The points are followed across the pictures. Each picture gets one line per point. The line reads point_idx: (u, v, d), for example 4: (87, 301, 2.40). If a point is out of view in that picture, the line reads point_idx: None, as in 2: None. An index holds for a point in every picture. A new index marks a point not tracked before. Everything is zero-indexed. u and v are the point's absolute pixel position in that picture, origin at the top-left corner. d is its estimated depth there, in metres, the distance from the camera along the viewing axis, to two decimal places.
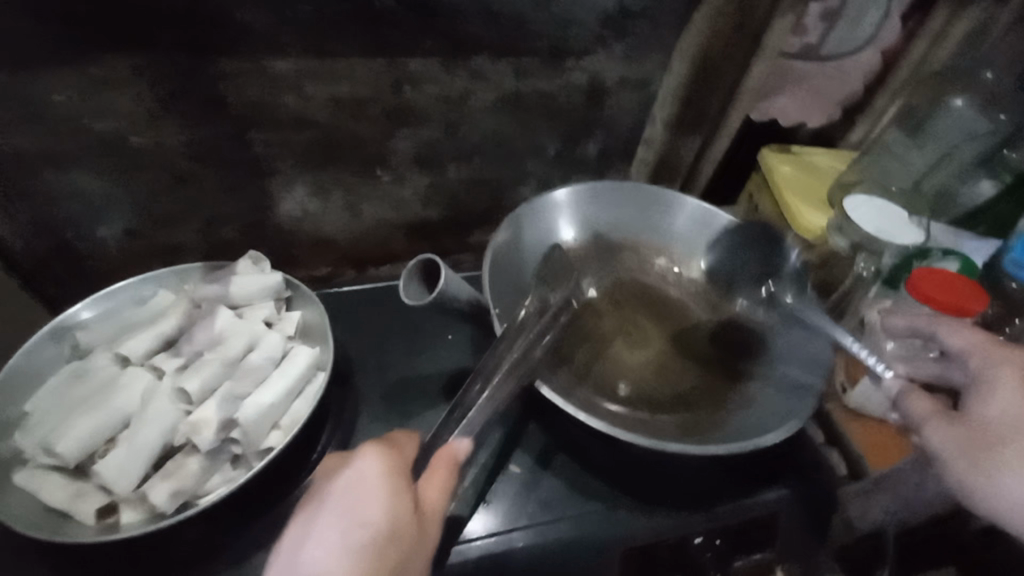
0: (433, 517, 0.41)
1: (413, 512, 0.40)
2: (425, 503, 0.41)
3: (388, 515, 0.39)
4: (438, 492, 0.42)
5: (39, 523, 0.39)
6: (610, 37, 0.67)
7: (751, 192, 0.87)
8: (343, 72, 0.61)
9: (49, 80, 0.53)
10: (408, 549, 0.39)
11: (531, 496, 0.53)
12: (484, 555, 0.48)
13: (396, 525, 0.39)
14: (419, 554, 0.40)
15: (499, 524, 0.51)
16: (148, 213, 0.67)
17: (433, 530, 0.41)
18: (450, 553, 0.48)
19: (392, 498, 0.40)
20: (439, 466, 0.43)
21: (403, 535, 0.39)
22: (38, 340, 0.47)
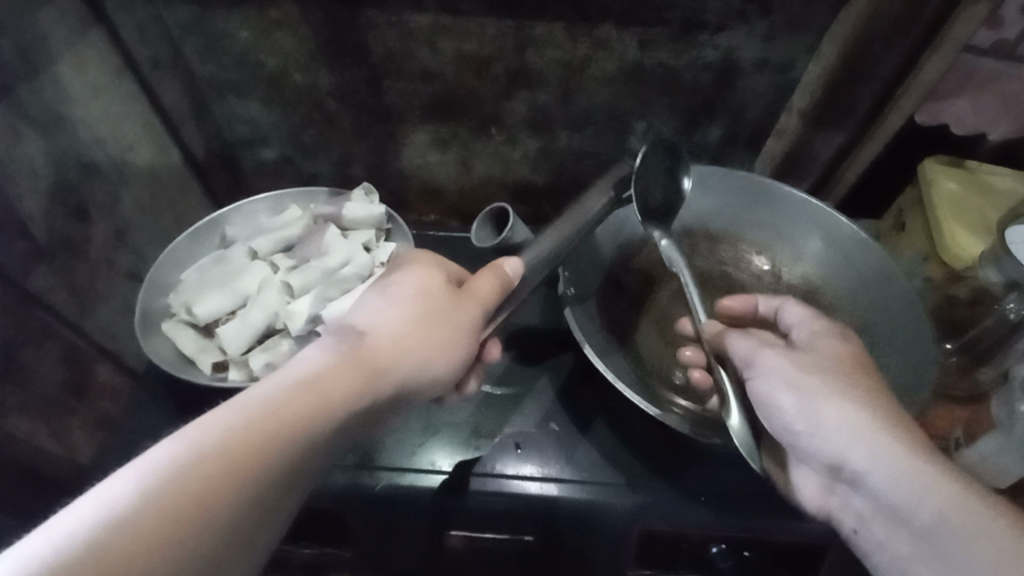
0: (478, 300, 0.46)
1: (454, 292, 0.46)
2: (473, 289, 0.46)
3: (427, 293, 0.46)
4: (487, 288, 0.47)
5: (175, 362, 0.51)
6: (751, 14, 0.62)
7: (902, 207, 0.75)
8: (472, 30, 0.65)
9: (239, 19, 0.64)
10: (450, 314, 0.45)
11: (563, 453, 0.55)
12: (515, 495, 0.52)
13: (438, 297, 0.46)
14: (462, 326, 0.45)
15: (535, 470, 0.53)
16: (298, 142, 0.78)
17: (477, 311, 0.46)
18: (493, 483, 0.52)
19: (431, 285, 0.46)
20: (491, 268, 0.47)
21: (444, 303, 0.45)
22: (199, 227, 0.59)
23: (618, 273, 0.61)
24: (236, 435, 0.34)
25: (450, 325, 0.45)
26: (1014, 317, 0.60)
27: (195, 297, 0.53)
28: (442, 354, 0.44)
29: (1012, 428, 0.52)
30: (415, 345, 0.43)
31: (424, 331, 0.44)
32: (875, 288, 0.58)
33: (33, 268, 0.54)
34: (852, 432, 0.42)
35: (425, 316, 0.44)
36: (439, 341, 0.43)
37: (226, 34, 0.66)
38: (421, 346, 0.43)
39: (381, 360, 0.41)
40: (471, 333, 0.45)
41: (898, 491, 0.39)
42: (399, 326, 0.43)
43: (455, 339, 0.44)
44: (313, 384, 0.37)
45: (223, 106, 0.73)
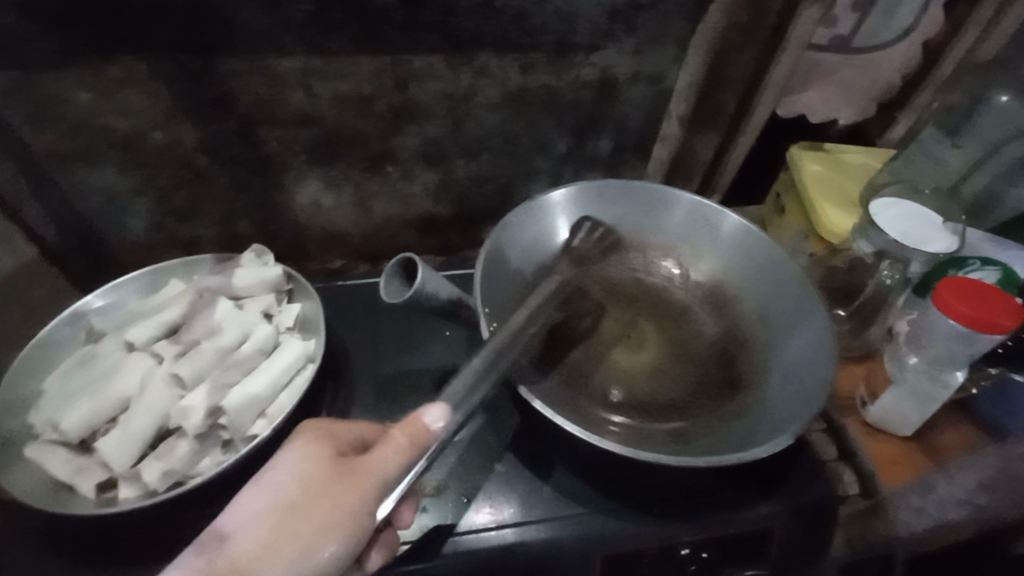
0: (372, 476, 0.42)
1: (344, 466, 0.42)
2: (372, 459, 0.42)
3: (317, 474, 0.42)
4: (388, 458, 0.42)
5: (47, 494, 0.42)
6: (619, 31, 0.65)
7: (779, 190, 0.81)
8: (346, 70, 0.62)
9: (73, 81, 0.57)
10: (334, 495, 0.41)
11: (513, 493, 0.53)
12: (473, 551, 0.49)
13: (317, 481, 0.41)
14: (346, 511, 0.41)
15: (487, 519, 0.51)
16: (170, 207, 0.70)
17: (370, 488, 0.41)
18: (448, 546, 0.49)
19: (325, 464, 0.42)
20: (395, 429, 0.43)
21: (325, 487, 0.41)
22: (54, 325, 0.50)
23: None
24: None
25: (332, 510, 0.40)
26: (890, 281, 0.66)
27: (62, 410, 0.45)
28: (326, 544, 0.40)
29: (902, 380, 0.58)
30: (285, 546, 0.39)
31: (302, 526, 0.40)
32: (771, 277, 0.61)
33: None
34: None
35: (305, 506, 0.40)
36: (319, 535, 0.40)
37: (59, 99, 0.57)
38: (296, 549, 0.39)
39: (241, 574, 0.37)
40: (357, 516, 0.41)
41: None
42: (267, 532, 0.39)
43: (342, 524, 0.40)
44: None
45: (71, 179, 0.64)
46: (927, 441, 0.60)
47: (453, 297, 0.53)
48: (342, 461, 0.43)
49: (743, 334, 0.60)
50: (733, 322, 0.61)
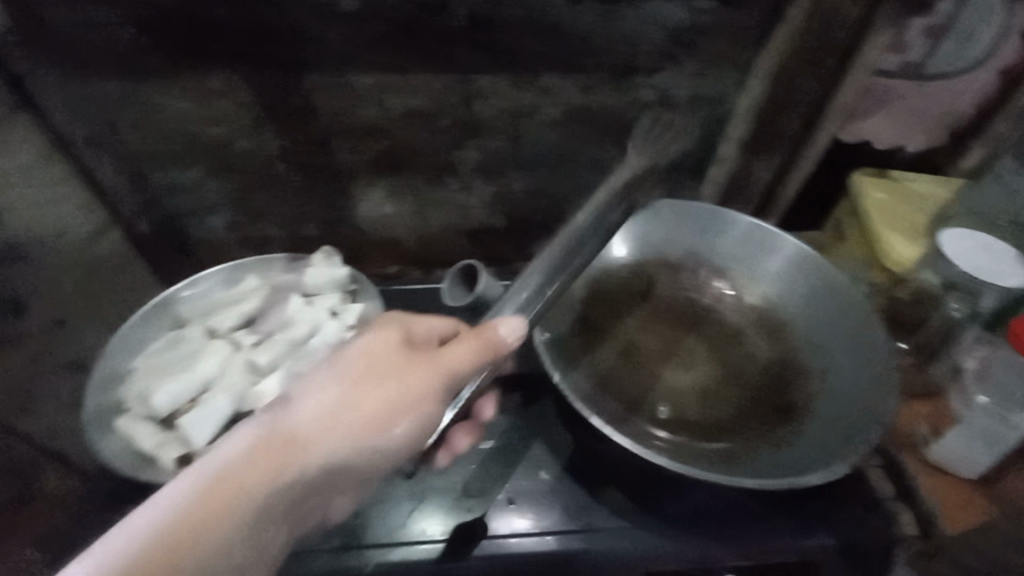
0: (445, 363, 0.42)
1: (414, 354, 0.42)
2: (445, 354, 0.42)
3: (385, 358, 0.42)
4: (466, 355, 0.43)
5: (133, 463, 0.47)
6: (681, 54, 0.66)
7: (840, 218, 0.80)
8: (417, 86, 0.66)
9: (176, 91, 0.63)
10: (405, 379, 0.41)
11: (555, 500, 0.54)
12: (517, 552, 0.50)
13: (386, 363, 0.41)
14: (418, 391, 0.41)
15: (529, 524, 0.52)
16: (247, 207, 0.76)
17: (439, 376, 0.42)
18: (491, 548, 0.50)
19: (396, 350, 0.42)
20: (472, 332, 0.44)
21: (397, 368, 0.41)
22: (147, 310, 0.55)
23: (586, 313, 0.61)
24: (136, 556, 0.31)
25: (405, 390, 0.41)
26: (957, 316, 0.64)
27: (151, 388, 0.49)
28: (395, 425, 0.40)
29: (970, 421, 0.54)
30: (351, 420, 0.39)
31: (374, 404, 0.39)
32: (825, 308, 0.60)
33: None
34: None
35: (377, 384, 0.40)
36: (389, 413, 0.40)
37: (164, 106, 0.64)
38: (365, 423, 0.39)
39: (304, 438, 0.37)
40: (428, 398, 0.41)
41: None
42: (338, 402, 0.39)
43: (410, 407, 0.40)
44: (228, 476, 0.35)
45: (165, 178, 0.71)
46: (996, 486, 0.56)
47: None
48: (413, 347, 0.43)
49: (797, 360, 0.59)
50: (788, 347, 0.60)
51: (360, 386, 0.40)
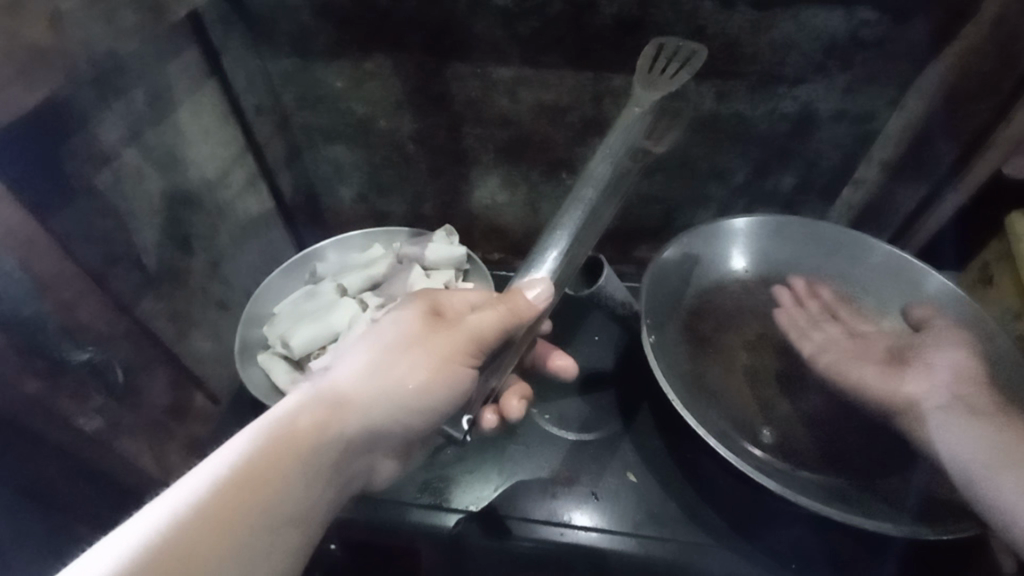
0: (469, 331, 0.47)
1: (436, 324, 0.48)
2: (468, 321, 0.48)
3: (413, 325, 0.47)
4: (489, 318, 0.48)
5: (268, 394, 0.53)
6: (833, 67, 0.62)
7: (987, 261, 0.70)
8: (551, 81, 0.68)
9: (335, 70, 0.69)
10: (430, 339, 0.46)
11: (606, 500, 0.55)
12: (542, 537, 0.53)
13: (414, 330, 0.47)
14: (449, 356, 0.46)
15: (596, 521, 0.54)
16: (376, 182, 0.82)
17: (462, 337, 0.47)
18: (517, 525, 0.53)
19: (421, 319, 0.48)
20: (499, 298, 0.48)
21: (422, 337, 0.47)
22: (291, 263, 0.62)
23: (694, 324, 0.61)
24: (210, 502, 0.34)
25: (430, 352, 0.46)
26: None
27: (290, 331, 0.56)
28: (429, 388, 0.45)
29: None
30: (386, 381, 0.44)
31: (403, 364, 0.45)
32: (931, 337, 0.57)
33: (141, 296, 0.58)
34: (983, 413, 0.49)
35: (408, 349, 0.46)
36: (425, 377, 0.45)
37: (323, 83, 0.71)
38: (399, 382, 0.44)
39: (347, 392, 0.42)
40: (454, 356, 0.47)
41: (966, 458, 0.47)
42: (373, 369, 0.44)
43: (441, 369, 0.46)
44: (283, 427, 0.39)
45: (312, 148, 0.78)
46: None
47: (627, 301, 0.61)
48: (443, 318, 0.48)
49: None
50: None
51: (394, 354, 0.45)
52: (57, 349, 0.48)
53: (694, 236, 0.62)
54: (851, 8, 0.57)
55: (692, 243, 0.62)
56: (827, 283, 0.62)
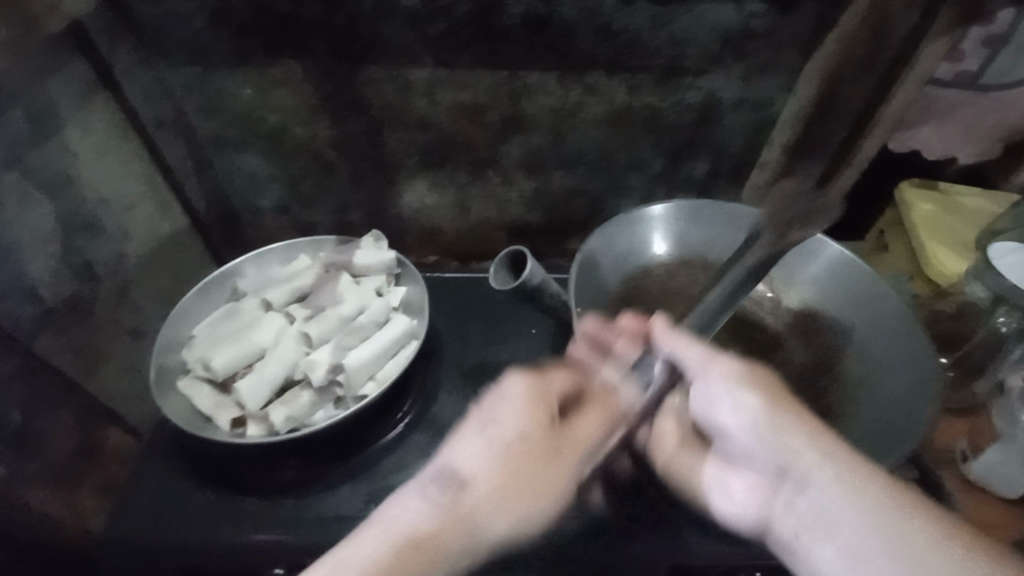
0: (582, 442, 0.50)
1: (557, 432, 0.49)
2: (580, 432, 0.50)
3: (530, 426, 0.49)
4: (593, 426, 0.51)
5: (191, 421, 0.51)
6: (729, 57, 0.66)
7: (882, 228, 0.81)
8: (466, 82, 0.68)
9: (242, 78, 0.67)
10: (552, 452, 0.48)
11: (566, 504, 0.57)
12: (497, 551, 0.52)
13: (537, 439, 0.49)
14: (558, 474, 0.48)
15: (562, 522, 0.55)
16: (297, 193, 0.79)
17: (574, 453, 0.50)
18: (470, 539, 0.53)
19: (535, 417, 0.50)
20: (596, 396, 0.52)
21: (545, 444, 0.49)
22: (208, 281, 0.59)
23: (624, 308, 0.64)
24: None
25: (548, 468, 0.48)
26: (1006, 330, 0.63)
27: (211, 353, 0.53)
28: (541, 507, 0.47)
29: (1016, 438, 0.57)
30: (508, 496, 0.46)
31: (520, 481, 0.47)
32: (838, 303, 0.62)
33: (37, 332, 0.54)
34: (803, 448, 0.43)
35: (528, 463, 0.48)
36: (538, 494, 0.47)
37: (231, 93, 0.68)
38: (523, 501, 0.47)
39: (475, 511, 0.45)
40: (566, 475, 0.49)
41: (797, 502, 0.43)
42: (496, 482, 0.47)
43: (552, 487, 0.48)
44: (411, 543, 0.41)
45: (225, 161, 0.75)
46: None
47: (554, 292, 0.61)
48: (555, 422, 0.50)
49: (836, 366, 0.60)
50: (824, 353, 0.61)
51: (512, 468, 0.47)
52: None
53: (617, 227, 0.66)
54: (738, 1, 0.61)
55: (615, 236, 0.66)
56: None
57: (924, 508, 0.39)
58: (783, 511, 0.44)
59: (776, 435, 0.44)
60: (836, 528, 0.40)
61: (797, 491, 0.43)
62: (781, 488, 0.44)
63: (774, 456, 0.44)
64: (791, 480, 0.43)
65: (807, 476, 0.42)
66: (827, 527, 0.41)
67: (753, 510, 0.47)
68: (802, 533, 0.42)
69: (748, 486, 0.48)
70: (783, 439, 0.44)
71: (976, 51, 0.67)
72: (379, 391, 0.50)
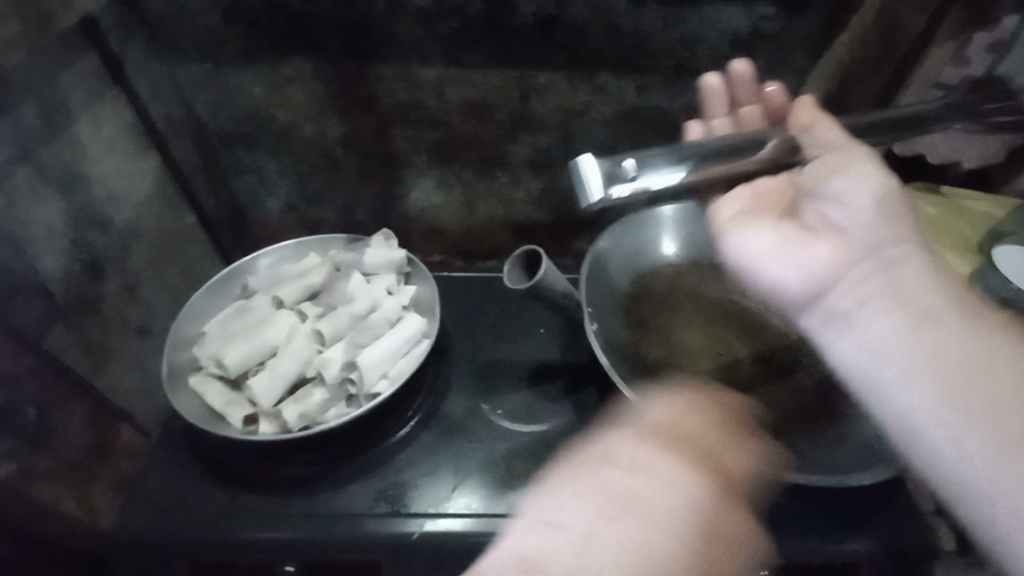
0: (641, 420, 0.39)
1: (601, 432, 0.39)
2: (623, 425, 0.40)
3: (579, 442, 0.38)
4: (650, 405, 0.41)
5: (204, 418, 0.51)
6: (738, 59, 0.67)
7: None
8: (477, 81, 0.68)
9: (252, 75, 0.67)
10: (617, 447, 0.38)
11: None
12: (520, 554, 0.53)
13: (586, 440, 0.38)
14: (659, 469, 0.34)
15: None
16: (304, 191, 0.79)
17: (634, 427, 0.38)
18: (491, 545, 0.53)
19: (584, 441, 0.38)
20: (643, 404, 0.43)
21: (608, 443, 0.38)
22: (219, 278, 0.59)
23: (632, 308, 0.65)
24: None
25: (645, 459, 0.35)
26: None
27: (223, 350, 0.53)
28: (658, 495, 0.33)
29: None
30: (617, 501, 0.33)
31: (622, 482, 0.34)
32: None
33: (48, 328, 0.54)
34: (843, 268, 0.45)
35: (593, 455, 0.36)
36: (633, 478, 0.34)
37: (240, 89, 0.68)
38: (629, 489, 0.33)
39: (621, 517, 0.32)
40: (670, 466, 0.34)
41: (867, 193, 0.48)
42: (608, 493, 0.33)
43: (654, 485, 0.33)
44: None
45: (232, 157, 0.75)
46: None
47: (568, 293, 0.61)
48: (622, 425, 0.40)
49: None
50: None
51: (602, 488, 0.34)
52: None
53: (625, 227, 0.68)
54: (749, 3, 0.61)
55: (624, 236, 0.68)
56: None
57: (974, 316, 0.41)
58: (847, 327, 0.43)
59: (851, 258, 0.45)
60: (909, 311, 0.42)
61: (878, 272, 0.44)
62: (848, 277, 0.45)
63: (872, 237, 0.46)
64: (850, 320, 0.43)
65: (896, 261, 0.44)
66: (887, 305, 0.42)
67: (805, 286, 0.47)
68: (878, 358, 0.41)
69: (812, 265, 0.47)
70: (850, 209, 0.47)
71: None
72: (393, 389, 0.50)
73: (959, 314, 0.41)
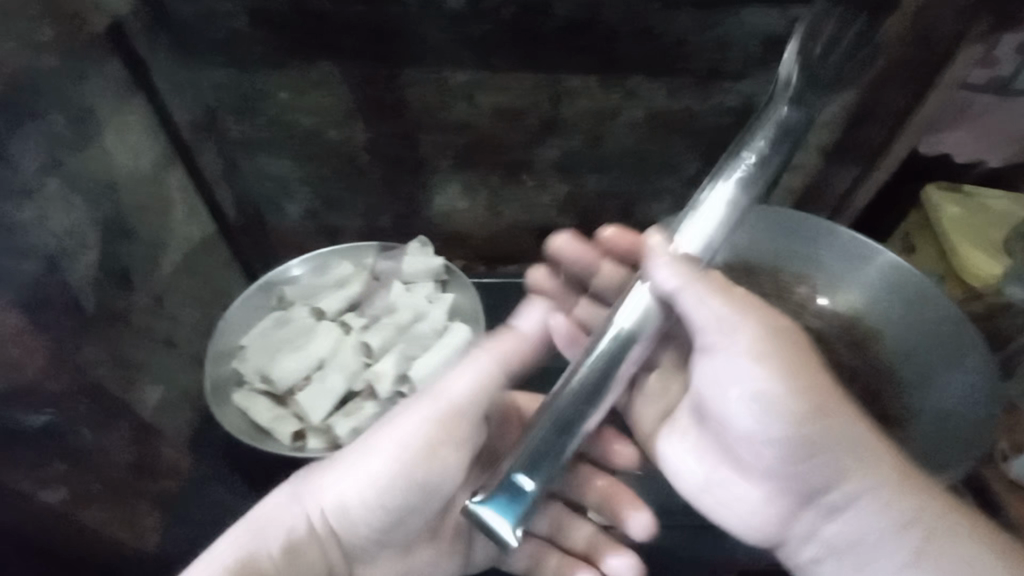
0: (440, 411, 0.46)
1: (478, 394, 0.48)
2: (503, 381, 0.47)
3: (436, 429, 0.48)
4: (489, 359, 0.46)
5: (250, 434, 0.50)
6: (771, 61, 0.66)
7: (909, 229, 0.82)
8: (507, 85, 0.67)
9: (278, 80, 0.65)
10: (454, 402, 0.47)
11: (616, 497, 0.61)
12: None
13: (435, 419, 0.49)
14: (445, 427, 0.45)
15: None
16: (326, 198, 0.78)
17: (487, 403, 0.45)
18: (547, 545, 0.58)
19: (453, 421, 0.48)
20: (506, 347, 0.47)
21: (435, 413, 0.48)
22: (253, 288, 0.57)
23: None
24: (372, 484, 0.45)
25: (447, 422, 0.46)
26: None
27: (268, 364, 0.53)
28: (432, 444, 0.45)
29: None
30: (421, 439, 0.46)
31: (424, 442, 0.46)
32: (889, 309, 0.62)
33: (80, 342, 0.52)
34: (840, 474, 0.39)
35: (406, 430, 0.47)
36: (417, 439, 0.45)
37: (265, 95, 0.67)
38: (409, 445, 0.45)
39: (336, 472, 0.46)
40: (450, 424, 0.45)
41: (771, 405, 0.39)
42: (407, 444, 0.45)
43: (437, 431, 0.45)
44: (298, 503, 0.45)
45: (254, 164, 0.73)
46: None
47: None
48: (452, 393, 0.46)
49: (886, 369, 0.60)
50: (877, 356, 0.61)
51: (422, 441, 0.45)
52: (9, 417, 0.46)
53: None
54: (784, 5, 0.61)
55: None
56: (792, 267, 0.66)
57: (915, 499, 0.39)
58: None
59: (802, 501, 0.41)
60: (909, 531, 0.38)
61: (823, 516, 0.41)
62: (803, 517, 0.41)
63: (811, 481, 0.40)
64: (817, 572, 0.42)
65: (845, 503, 0.39)
66: (865, 556, 0.40)
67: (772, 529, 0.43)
68: None
69: (750, 501, 0.43)
70: (777, 444, 0.39)
71: (1010, 58, 0.68)
72: None
73: (940, 531, 0.38)
